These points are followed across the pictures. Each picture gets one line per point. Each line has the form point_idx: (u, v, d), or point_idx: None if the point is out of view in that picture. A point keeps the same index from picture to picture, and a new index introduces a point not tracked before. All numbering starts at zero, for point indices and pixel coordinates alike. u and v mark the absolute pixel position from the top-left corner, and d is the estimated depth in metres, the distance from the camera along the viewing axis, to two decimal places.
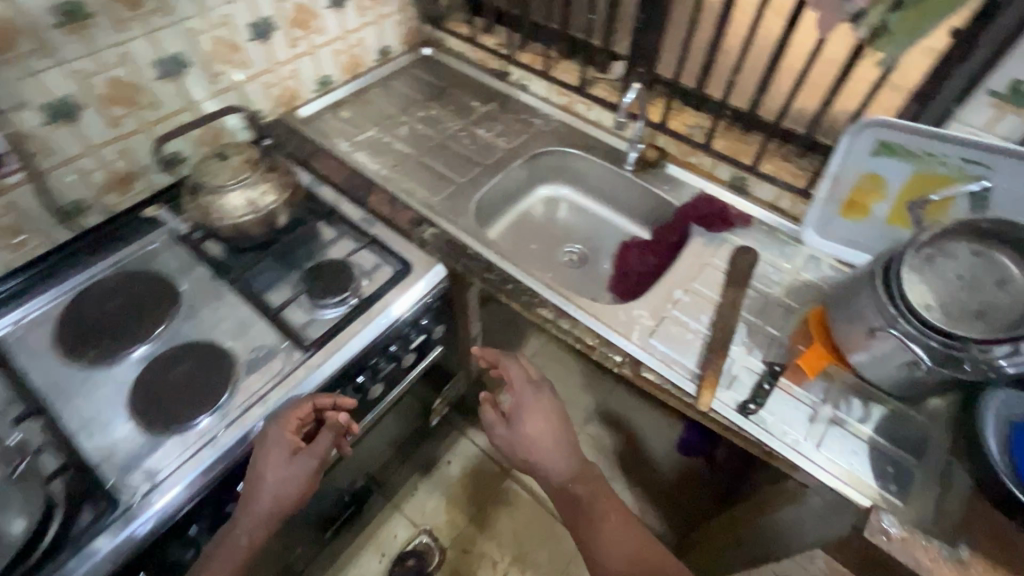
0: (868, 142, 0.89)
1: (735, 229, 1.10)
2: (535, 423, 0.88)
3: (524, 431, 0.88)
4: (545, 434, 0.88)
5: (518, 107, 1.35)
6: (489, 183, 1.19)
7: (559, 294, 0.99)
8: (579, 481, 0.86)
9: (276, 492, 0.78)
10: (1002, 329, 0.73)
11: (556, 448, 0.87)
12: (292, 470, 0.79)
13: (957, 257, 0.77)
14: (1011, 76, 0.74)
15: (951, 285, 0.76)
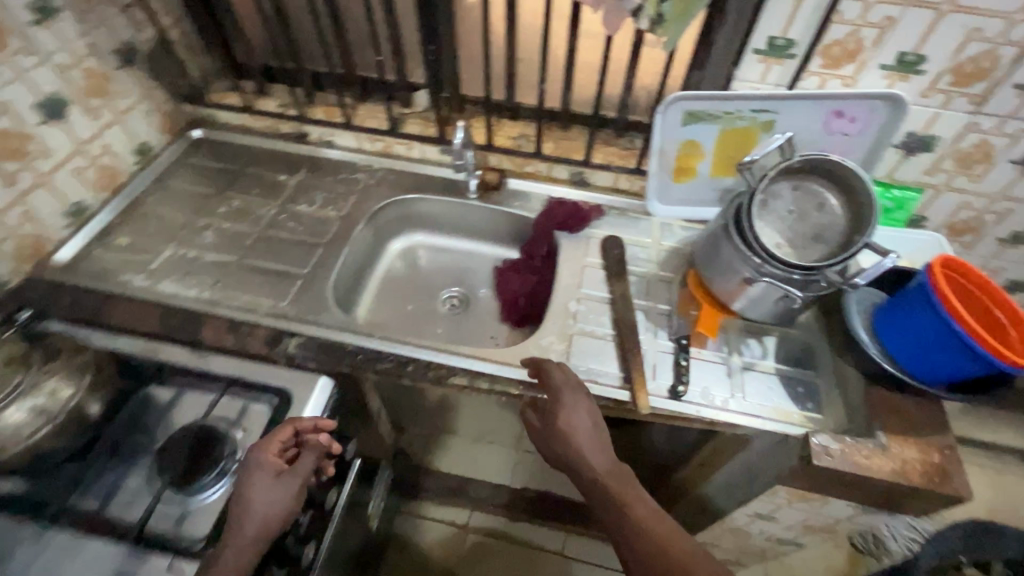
0: (678, 115, 0.96)
1: (593, 223, 1.13)
2: (570, 413, 0.80)
3: (563, 431, 0.78)
4: (583, 432, 0.79)
5: (333, 167, 1.22)
6: (339, 261, 1.06)
7: (464, 354, 0.92)
8: (616, 488, 0.74)
9: (257, 521, 0.69)
10: (837, 245, 0.84)
11: (595, 442, 0.78)
12: (276, 488, 0.71)
13: (783, 195, 0.88)
14: (766, 35, 0.85)
15: (788, 222, 0.87)
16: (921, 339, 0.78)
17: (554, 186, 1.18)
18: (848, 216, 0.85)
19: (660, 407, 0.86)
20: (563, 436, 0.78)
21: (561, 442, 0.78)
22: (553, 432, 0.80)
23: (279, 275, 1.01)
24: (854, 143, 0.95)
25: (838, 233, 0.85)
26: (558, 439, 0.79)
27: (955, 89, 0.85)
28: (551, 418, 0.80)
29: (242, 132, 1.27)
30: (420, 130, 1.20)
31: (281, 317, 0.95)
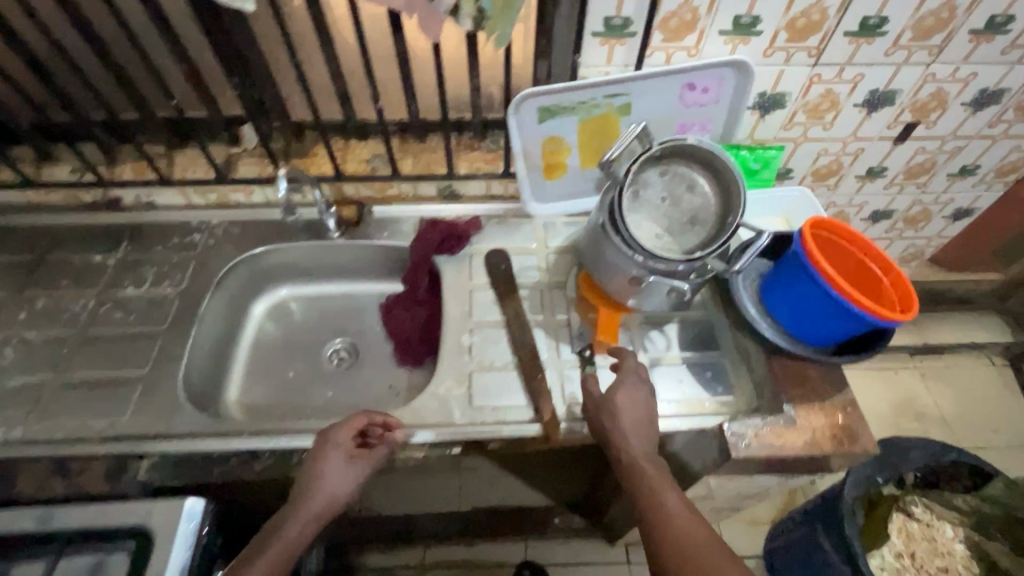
0: (532, 112, 0.89)
1: (473, 239, 1.04)
2: (623, 395, 0.75)
3: (616, 413, 0.73)
4: (636, 418, 0.73)
5: (160, 232, 1.03)
6: (187, 347, 0.89)
7: None
8: (652, 480, 0.67)
9: (310, 521, 0.67)
10: (713, 227, 0.81)
11: (645, 421, 0.74)
12: (342, 473, 0.71)
13: (653, 183, 0.82)
14: (602, 15, 0.78)
15: (662, 211, 0.82)
16: (806, 310, 0.78)
17: (424, 204, 1.07)
18: (717, 194, 0.82)
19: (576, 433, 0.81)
20: (614, 421, 0.73)
21: (614, 424, 0.73)
22: (607, 407, 0.75)
23: (111, 383, 0.84)
24: (711, 113, 0.92)
25: (711, 212, 0.82)
26: (607, 415, 0.74)
27: (793, 45, 0.84)
28: (610, 397, 0.75)
29: (33, 210, 1.04)
30: (256, 171, 1.03)
31: (122, 437, 0.78)
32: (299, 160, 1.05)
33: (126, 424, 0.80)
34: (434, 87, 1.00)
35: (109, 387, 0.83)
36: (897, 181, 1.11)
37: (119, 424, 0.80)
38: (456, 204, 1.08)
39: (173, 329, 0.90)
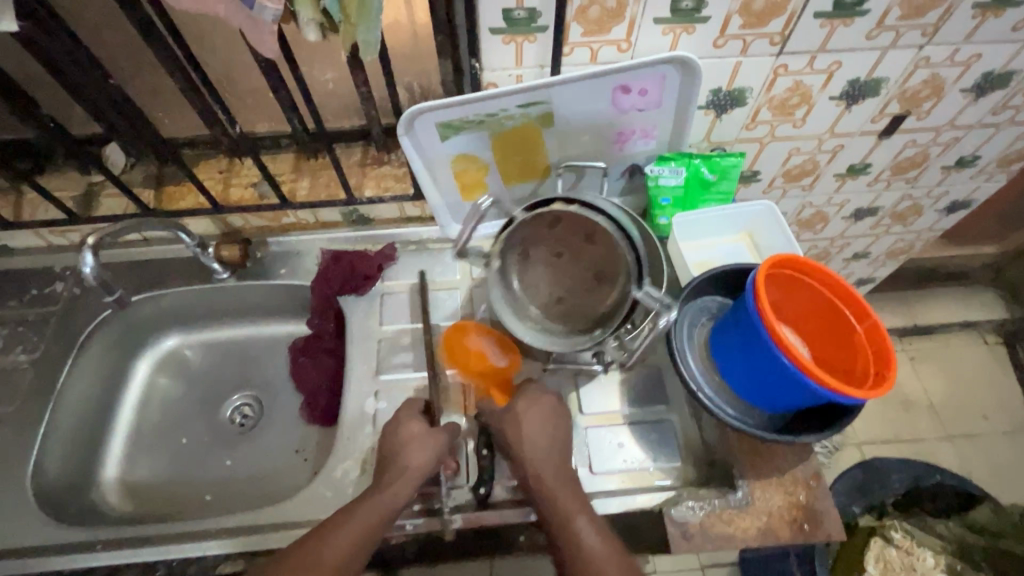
0: (430, 129, 0.72)
1: (384, 274, 0.88)
2: (523, 417, 0.68)
3: (520, 432, 0.67)
4: (540, 434, 0.67)
5: (16, 281, 0.88)
6: (40, 432, 0.75)
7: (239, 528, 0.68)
8: (570, 502, 0.62)
9: (422, 471, 0.64)
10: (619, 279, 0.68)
11: (546, 442, 0.66)
12: (424, 439, 0.66)
13: (546, 237, 0.70)
14: (498, 7, 0.60)
15: (561, 268, 0.71)
16: (750, 363, 0.63)
17: (329, 232, 0.91)
18: (626, 252, 0.67)
19: (497, 520, 0.69)
20: (515, 440, 0.66)
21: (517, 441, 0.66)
22: (507, 421, 0.68)
23: None
24: (654, 116, 0.75)
25: (618, 264, 0.68)
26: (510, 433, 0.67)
27: (749, 32, 0.66)
28: (516, 414, 0.68)
29: None
30: (122, 206, 0.87)
31: None
32: (173, 188, 0.88)
33: None
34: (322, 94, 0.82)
35: None
36: (883, 177, 0.95)
37: None
38: (366, 230, 0.92)
39: (24, 410, 0.76)
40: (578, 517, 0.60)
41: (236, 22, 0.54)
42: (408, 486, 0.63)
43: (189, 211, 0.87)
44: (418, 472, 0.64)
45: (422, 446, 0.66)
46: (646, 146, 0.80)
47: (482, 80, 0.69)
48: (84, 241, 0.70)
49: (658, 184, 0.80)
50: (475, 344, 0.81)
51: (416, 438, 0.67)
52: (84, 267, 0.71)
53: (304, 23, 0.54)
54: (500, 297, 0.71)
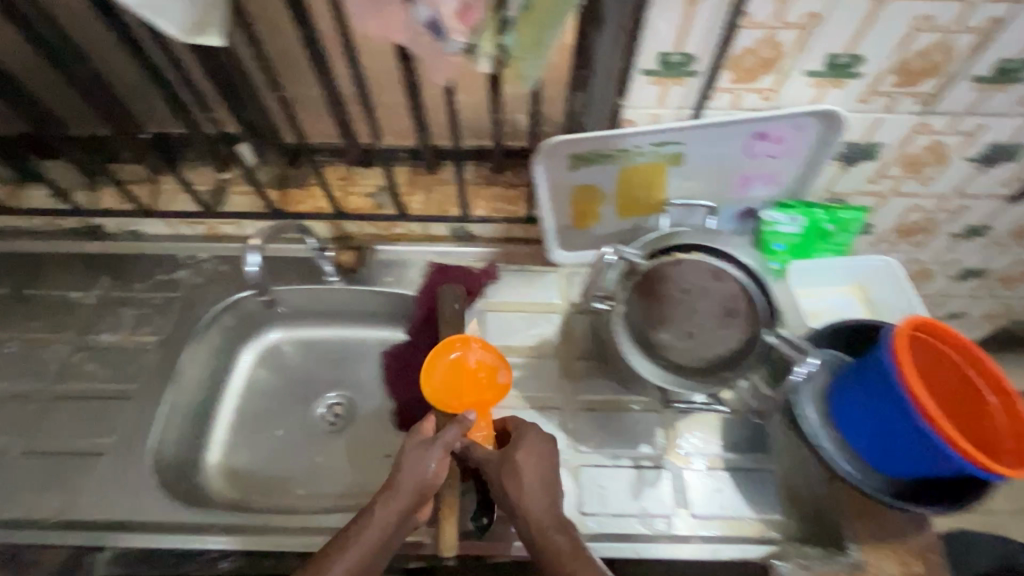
0: (562, 160, 0.74)
1: (486, 292, 0.91)
2: (515, 471, 0.64)
3: (514, 488, 0.63)
4: (538, 480, 0.64)
5: (143, 265, 0.93)
6: (161, 412, 0.79)
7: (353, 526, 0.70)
8: (564, 543, 0.59)
9: (421, 487, 0.64)
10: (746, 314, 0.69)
11: (541, 489, 0.63)
12: (420, 458, 0.65)
13: (673, 273, 0.71)
14: (656, 51, 0.62)
15: (687, 304, 0.70)
16: (878, 424, 0.62)
17: (434, 245, 0.94)
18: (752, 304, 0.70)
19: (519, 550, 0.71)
20: (515, 497, 0.62)
21: (512, 494, 0.62)
22: (506, 474, 0.64)
23: (77, 454, 0.75)
24: (782, 163, 0.75)
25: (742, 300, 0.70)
26: (504, 483, 0.63)
27: (899, 90, 0.66)
28: (510, 465, 0.64)
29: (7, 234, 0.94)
30: (248, 204, 0.93)
31: (83, 524, 0.70)
32: (297, 191, 0.93)
33: (88, 507, 0.71)
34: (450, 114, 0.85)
35: (73, 459, 0.75)
36: (999, 240, 0.93)
37: (81, 507, 0.71)
38: (470, 246, 0.94)
39: (147, 389, 0.81)
40: (566, 555, 0.58)
41: (415, 52, 0.57)
42: (407, 507, 0.63)
43: (309, 214, 0.91)
44: (425, 483, 0.64)
45: (417, 465, 0.64)
46: (766, 190, 0.80)
47: (621, 117, 0.70)
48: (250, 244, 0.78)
49: (774, 229, 0.80)
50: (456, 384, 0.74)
51: (416, 452, 0.66)
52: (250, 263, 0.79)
53: (479, 56, 0.56)
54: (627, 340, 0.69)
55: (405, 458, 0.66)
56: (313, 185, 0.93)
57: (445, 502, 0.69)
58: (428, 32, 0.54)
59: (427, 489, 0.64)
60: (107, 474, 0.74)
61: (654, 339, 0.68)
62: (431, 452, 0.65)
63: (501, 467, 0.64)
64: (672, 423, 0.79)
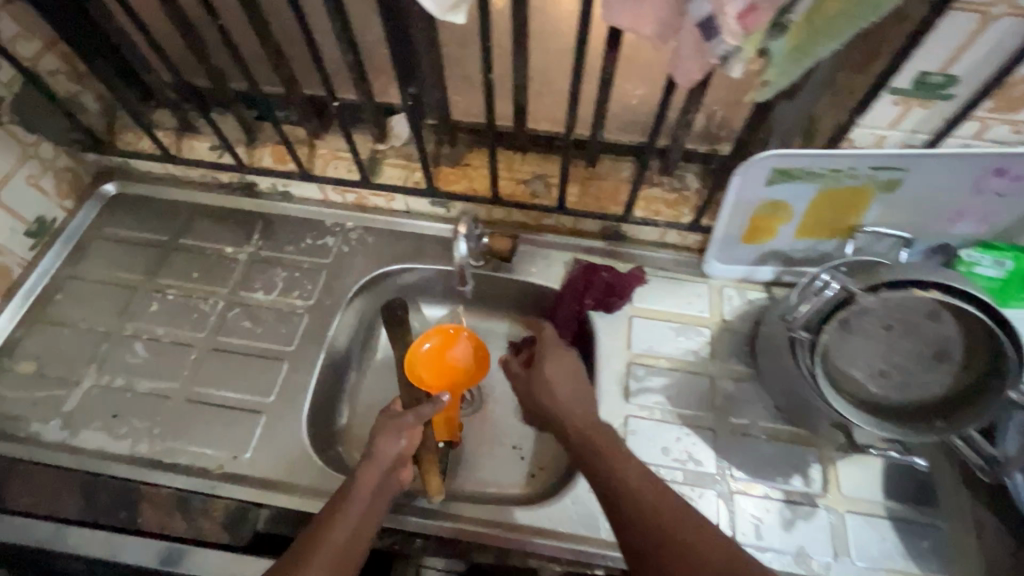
0: (763, 173, 0.69)
1: (633, 296, 0.87)
2: (546, 372, 0.74)
3: (548, 382, 0.73)
4: (566, 381, 0.73)
5: (292, 228, 0.94)
6: (312, 377, 0.80)
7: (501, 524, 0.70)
8: (606, 439, 0.65)
9: (402, 451, 0.67)
10: (964, 359, 0.60)
11: (569, 386, 0.73)
12: (397, 429, 0.68)
13: (878, 307, 0.61)
14: (918, 70, 0.57)
15: (885, 341, 0.62)
16: None
17: (582, 241, 0.91)
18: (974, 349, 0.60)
19: (549, 550, 0.68)
20: (548, 396, 0.72)
21: (545, 396, 0.73)
22: (535, 383, 0.74)
23: (237, 409, 0.77)
24: (1005, 205, 0.68)
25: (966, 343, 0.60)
26: (539, 386, 0.74)
27: None
28: (540, 371, 0.75)
29: (166, 181, 0.98)
30: (401, 176, 0.90)
31: (246, 479, 0.72)
32: (449, 169, 0.90)
33: (250, 463, 0.73)
34: None
35: (234, 414, 0.76)
36: None
37: (242, 462, 0.73)
38: (618, 247, 0.91)
39: (301, 352, 0.82)
40: (615, 450, 0.64)
41: (670, 43, 0.53)
42: (389, 473, 0.66)
43: (462, 195, 0.89)
44: (400, 452, 0.67)
45: (396, 432, 0.68)
46: (971, 230, 0.73)
47: (845, 135, 0.66)
48: (460, 229, 0.78)
49: (971, 270, 0.71)
50: (428, 360, 0.80)
51: (389, 427, 0.69)
52: (460, 251, 0.78)
53: (738, 60, 0.51)
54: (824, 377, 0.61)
55: (380, 430, 0.69)
56: (467, 163, 0.90)
57: (427, 466, 0.71)
58: (699, 29, 0.49)
59: (405, 453, 0.68)
60: (263, 433, 0.75)
61: (841, 372, 0.63)
62: (397, 428, 0.68)
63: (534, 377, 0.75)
64: (833, 464, 0.73)
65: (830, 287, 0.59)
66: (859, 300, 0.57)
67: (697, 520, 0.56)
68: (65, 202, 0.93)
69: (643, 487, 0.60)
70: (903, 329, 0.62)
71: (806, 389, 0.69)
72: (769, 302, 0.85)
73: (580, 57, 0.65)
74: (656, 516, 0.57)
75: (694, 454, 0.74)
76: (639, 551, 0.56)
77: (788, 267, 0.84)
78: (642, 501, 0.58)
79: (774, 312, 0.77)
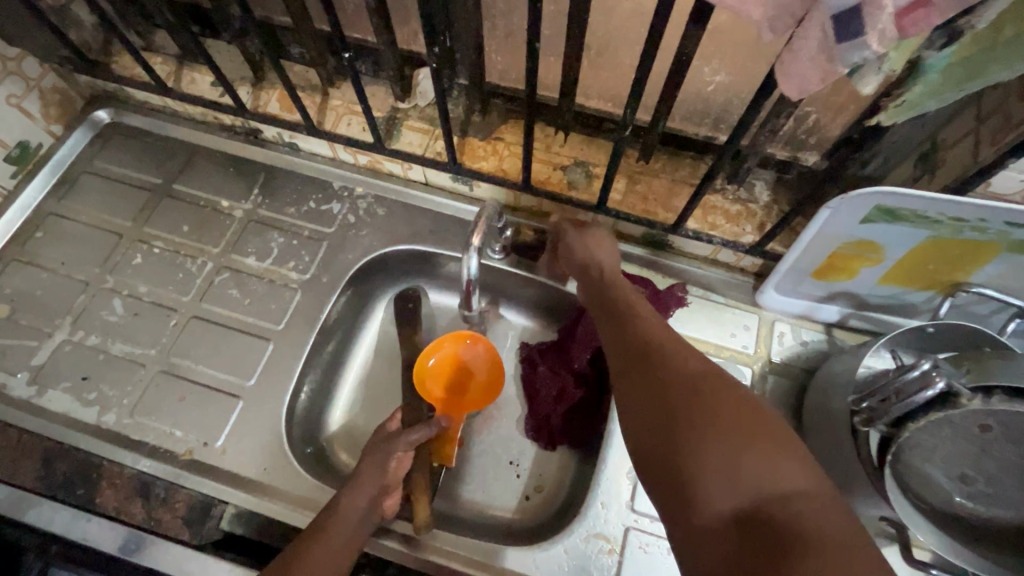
0: (859, 209, 0.55)
1: (670, 318, 0.74)
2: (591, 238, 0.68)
3: (592, 244, 0.67)
4: (610, 254, 0.66)
5: (295, 187, 0.83)
6: (297, 364, 0.72)
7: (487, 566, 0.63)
8: (643, 314, 0.56)
9: (388, 475, 0.63)
10: None
11: (607, 253, 0.67)
12: (381, 456, 0.64)
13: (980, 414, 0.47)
14: None
15: (977, 448, 0.50)
16: None
17: (619, 245, 0.78)
18: None
19: None
20: (588, 257, 0.66)
21: (585, 256, 0.66)
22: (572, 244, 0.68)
23: (213, 390, 0.70)
24: None
25: None
26: (580, 248, 0.67)
27: None
28: (584, 234, 0.68)
29: (165, 114, 0.87)
30: (421, 144, 0.78)
31: (213, 471, 0.66)
32: (479, 142, 0.77)
33: (220, 454, 0.67)
34: (702, 93, 0.66)
35: (209, 395, 0.70)
36: None
37: (212, 450, 0.67)
38: (660, 258, 0.78)
39: (288, 334, 0.74)
40: (654, 324, 0.54)
41: (783, 40, 0.38)
42: (374, 499, 0.62)
43: (489, 175, 0.76)
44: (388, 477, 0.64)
45: (384, 457, 0.64)
46: None
47: (986, 177, 0.51)
48: (474, 241, 0.60)
49: None
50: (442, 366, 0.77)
51: (377, 451, 0.64)
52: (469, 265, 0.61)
53: (875, 70, 0.37)
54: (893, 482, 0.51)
55: (366, 457, 0.64)
56: (498, 138, 0.78)
57: (416, 493, 0.66)
58: (833, 24, 0.34)
59: (393, 479, 0.64)
60: (238, 420, 0.69)
61: (912, 470, 0.53)
62: (387, 450, 0.64)
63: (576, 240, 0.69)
64: None
65: (935, 385, 0.45)
66: (967, 404, 0.45)
67: (733, 389, 0.45)
68: (53, 128, 0.83)
69: (678, 354, 0.49)
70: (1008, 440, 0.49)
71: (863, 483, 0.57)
72: (829, 347, 0.72)
73: (652, 36, 0.51)
74: (680, 382, 0.46)
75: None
76: (648, 419, 0.45)
77: (859, 311, 0.71)
78: (670, 367, 0.47)
79: (843, 369, 0.63)
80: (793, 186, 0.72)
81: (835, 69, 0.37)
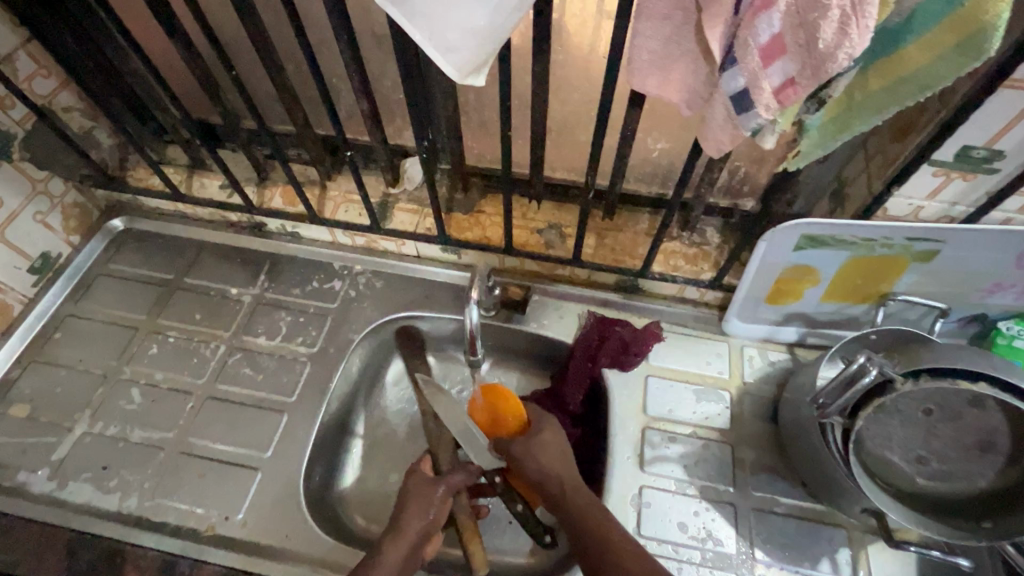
0: (789, 239, 0.67)
1: (650, 353, 0.82)
2: (537, 445, 0.67)
3: (539, 453, 0.66)
4: (557, 458, 0.67)
5: (299, 270, 0.91)
6: (310, 433, 0.76)
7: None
8: (594, 510, 0.61)
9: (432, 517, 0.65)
10: (1002, 442, 0.57)
11: (559, 461, 0.66)
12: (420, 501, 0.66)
13: (911, 393, 0.56)
14: (962, 143, 0.54)
15: (920, 427, 0.58)
16: None
17: (596, 293, 0.87)
18: (1012, 437, 0.56)
19: None
20: (540, 469, 0.65)
21: (538, 471, 0.65)
22: (525, 449, 0.67)
23: (232, 464, 0.74)
24: None
25: (1000, 426, 0.56)
26: (528, 460, 0.66)
27: None
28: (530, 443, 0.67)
29: (174, 217, 0.96)
30: (412, 221, 0.88)
31: (235, 544, 0.69)
32: (462, 216, 0.88)
33: (241, 525, 0.70)
34: (648, 159, 0.79)
35: (228, 469, 0.74)
36: None
37: (233, 523, 0.70)
38: (634, 301, 0.87)
39: (302, 405, 0.79)
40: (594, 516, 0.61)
41: (699, 116, 0.50)
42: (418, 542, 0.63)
43: (474, 243, 0.86)
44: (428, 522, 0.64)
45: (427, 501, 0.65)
46: (1013, 302, 0.69)
47: (882, 203, 0.63)
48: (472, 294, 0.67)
49: (1011, 344, 0.68)
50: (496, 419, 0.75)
51: (421, 491, 0.67)
52: (471, 315, 0.67)
53: (771, 131, 0.48)
54: (858, 468, 0.58)
55: (409, 497, 0.66)
56: (480, 211, 0.88)
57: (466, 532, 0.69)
58: (732, 101, 0.46)
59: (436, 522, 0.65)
60: (257, 492, 0.72)
61: (877, 459, 0.60)
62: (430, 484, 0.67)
63: (520, 448, 0.67)
64: (863, 548, 0.68)
65: (870, 372, 0.54)
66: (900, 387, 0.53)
67: None
68: (72, 238, 0.91)
69: None
70: (941, 417, 0.57)
71: (839, 476, 0.63)
72: (794, 364, 0.80)
73: (601, 118, 0.63)
74: None
75: (714, 532, 0.70)
76: None
77: (813, 329, 0.80)
78: None
79: (805, 379, 0.70)
80: (738, 228, 0.84)
81: (740, 133, 0.48)
